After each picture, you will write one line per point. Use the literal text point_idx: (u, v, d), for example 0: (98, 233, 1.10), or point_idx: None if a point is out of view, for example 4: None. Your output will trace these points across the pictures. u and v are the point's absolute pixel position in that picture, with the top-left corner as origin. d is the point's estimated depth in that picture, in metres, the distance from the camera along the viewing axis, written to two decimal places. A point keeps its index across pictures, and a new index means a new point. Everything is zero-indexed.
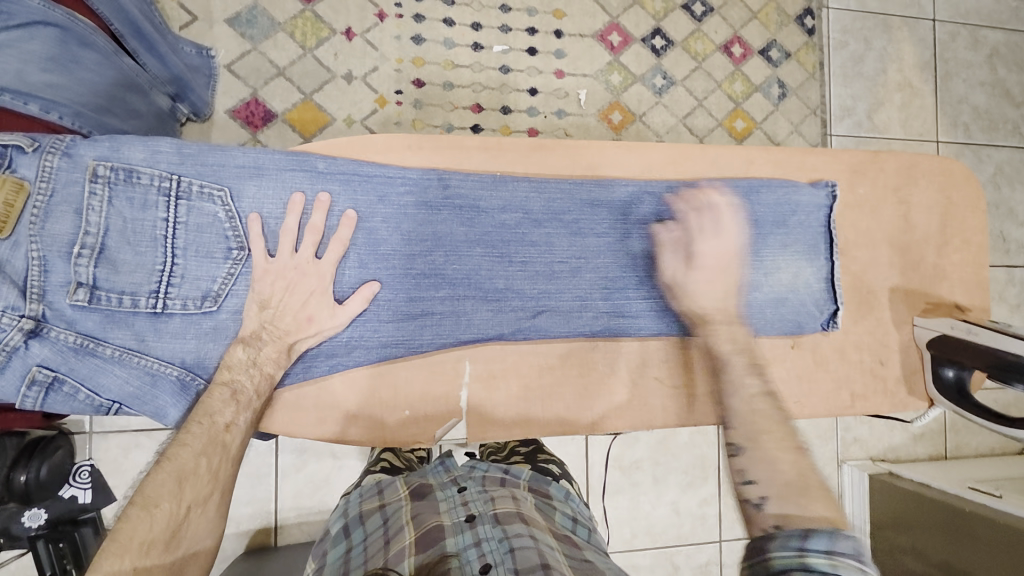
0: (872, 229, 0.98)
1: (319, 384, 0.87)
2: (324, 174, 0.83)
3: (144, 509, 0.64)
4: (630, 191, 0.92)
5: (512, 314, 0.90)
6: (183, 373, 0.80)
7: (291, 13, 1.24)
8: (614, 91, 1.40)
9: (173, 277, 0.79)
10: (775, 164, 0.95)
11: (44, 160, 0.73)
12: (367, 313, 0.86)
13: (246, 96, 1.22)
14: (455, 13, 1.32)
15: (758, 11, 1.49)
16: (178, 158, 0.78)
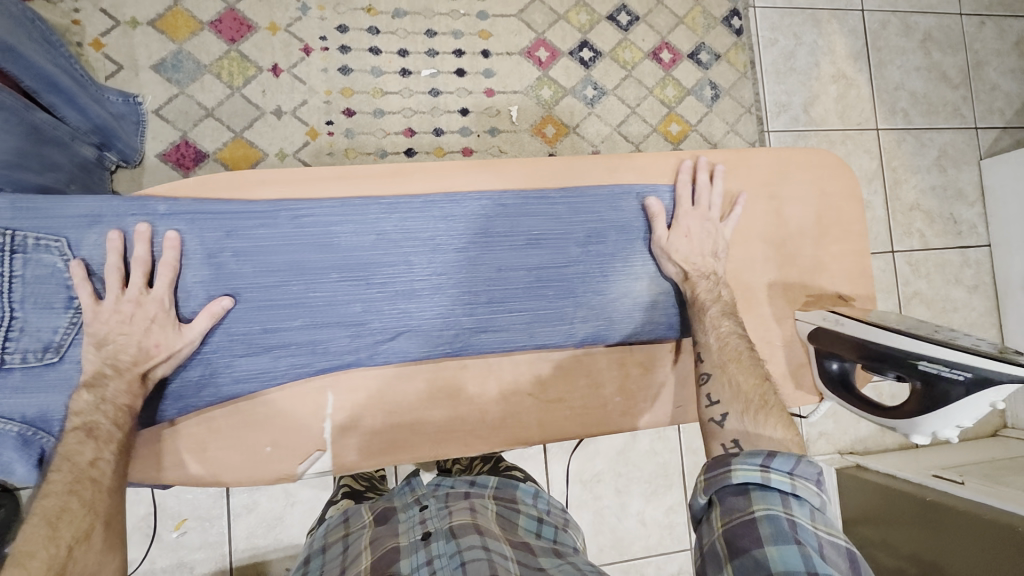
0: (744, 225, 0.98)
1: (171, 426, 0.85)
2: (165, 216, 0.83)
3: (17, 565, 0.61)
4: (489, 205, 0.91)
5: (371, 339, 0.88)
6: (24, 427, 0.79)
7: (217, 54, 1.27)
8: (545, 105, 1.42)
9: (13, 330, 0.79)
10: (639, 170, 0.97)
11: None
12: (215, 351, 0.85)
13: (175, 139, 1.24)
14: (380, 41, 1.34)
15: (684, 16, 1.51)
16: (11, 213, 0.80)
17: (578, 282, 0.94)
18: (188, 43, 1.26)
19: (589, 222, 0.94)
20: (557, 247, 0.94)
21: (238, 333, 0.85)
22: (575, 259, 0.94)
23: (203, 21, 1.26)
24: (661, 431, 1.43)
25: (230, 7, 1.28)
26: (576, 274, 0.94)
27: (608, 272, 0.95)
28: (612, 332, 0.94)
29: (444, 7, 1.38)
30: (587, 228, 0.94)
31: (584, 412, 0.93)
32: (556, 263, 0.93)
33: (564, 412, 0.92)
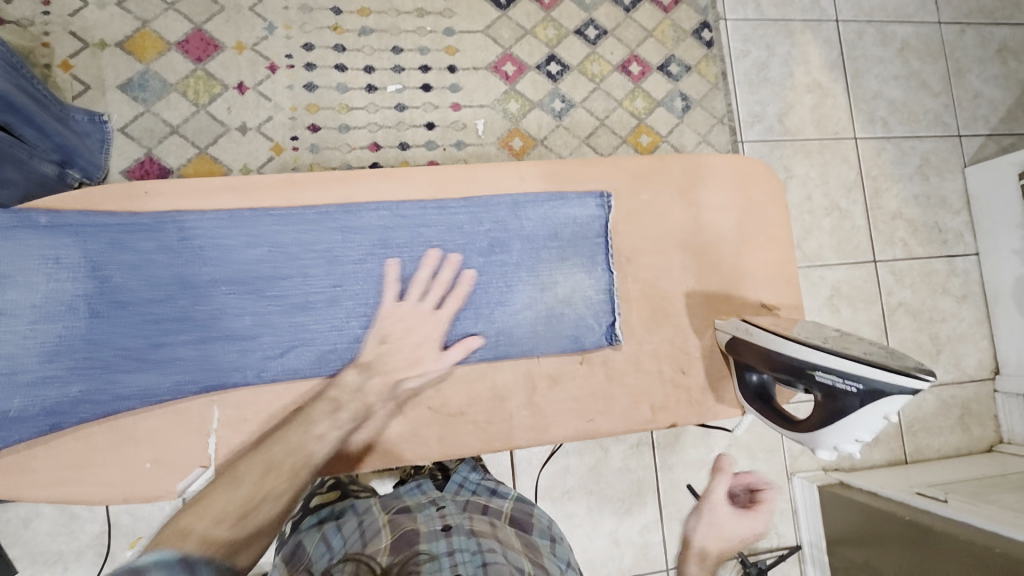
0: (659, 234, 0.96)
1: (43, 444, 0.81)
2: (47, 228, 0.83)
3: (227, 485, 0.70)
4: (386, 215, 0.90)
5: (261, 354, 0.86)
6: None
7: (182, 73, 1.29)
8: (512, 118, 1.42)
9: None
10: (549, 177, 0.95)
11: None
12: (95, 366, 0.83)
13: (141, 156, 1.26)
14: (346, 58, 1.36)
15: (653, 29, 1.52)
16: None
17: (480, 292, 0.92)
18: (154, 64, 1.28)
19: (491, 231, 0.93)
20: (458, 257, 0.92)
21: (123, 347, 0.85)
22: (477, 269, 0.92)
23: (169, 42, 1.29)
24: (635, 447, 1.39)
25: (197, 28, 1.30)
26: (479, 284, 0.92)
27: (513, 281, 0.93)
28: (515, 343, 0.91)
29: (411, 25, 1.40)
30: (489, 237, 0.93)
31: (488, 428, 0.88)
32: (458, 273, 0.91)
33: (466, 428, 0.88)
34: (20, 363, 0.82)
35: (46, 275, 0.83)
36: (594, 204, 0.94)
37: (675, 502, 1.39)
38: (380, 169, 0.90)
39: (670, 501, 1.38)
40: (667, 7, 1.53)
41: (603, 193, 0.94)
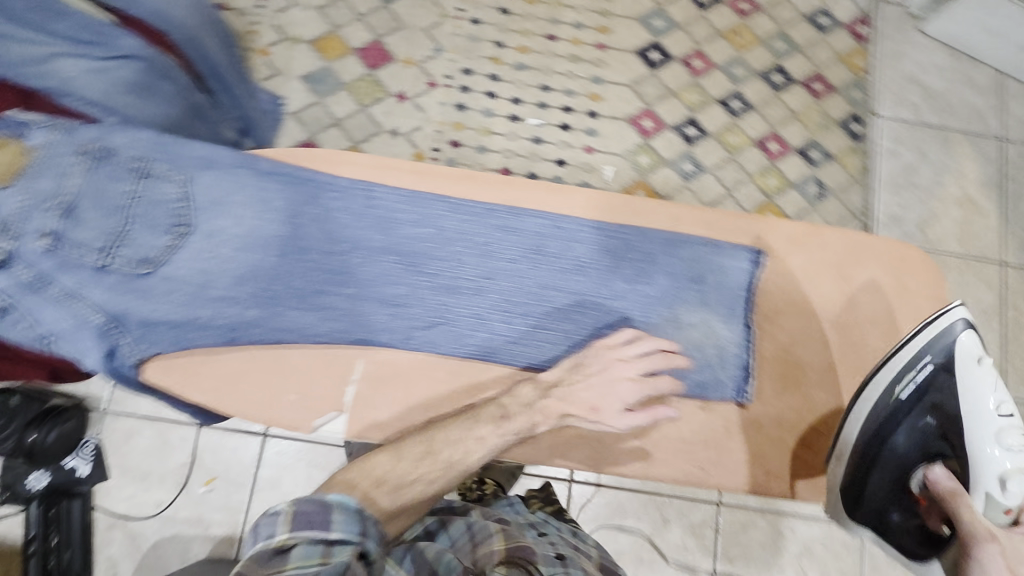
0: (803, 300, 0.95)
1: (220, 352, 0.92)
2: (264, 172, 0.93)
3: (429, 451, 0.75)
4: (546, 224, 0.95)
5: (406, 323, 0.92)
6: (106, 322, 0.84)
7: (356, 75, 1.43)
8: (640, 171, 1.45)
9: (121, 240, 0.86)
10: (705, 223, 0.97)
11: (48, 134, 0.87)
12: (269, 299, 0.90)
13: (302, 138, 1.39)
14: (498, 88, 1.45)
15: (799, 112, 1.51)
16: (153, 145, 0.90)
17: (618, 316, 0.92)
18: (335, 63, 1.43)
19: (640, 260, 0.93)
20: (602, 278, 0.93)
21: (296, 287, 0.91)
22: (619, 294, 0.92)
23: (352, 47, 1.44)
24: (697, 527, 1.31)
25: (377, 39, 1.45)
26: (619, 308, 0.92)
27: (652, 314, 0.92)
28: (641, 375, 0.91)
29: (563, 68, 1.48)
30: (636, 266, 0.93)
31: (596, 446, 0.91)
32: (601, 292, 0.93)
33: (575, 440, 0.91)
34: (213, 280, 0.89)
35: (255, 211, 0.92)
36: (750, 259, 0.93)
37: None
38: (550, 185, 0.98)
39: None
40: (818, 93, 1.53)
41: (756, 250, 0.94)
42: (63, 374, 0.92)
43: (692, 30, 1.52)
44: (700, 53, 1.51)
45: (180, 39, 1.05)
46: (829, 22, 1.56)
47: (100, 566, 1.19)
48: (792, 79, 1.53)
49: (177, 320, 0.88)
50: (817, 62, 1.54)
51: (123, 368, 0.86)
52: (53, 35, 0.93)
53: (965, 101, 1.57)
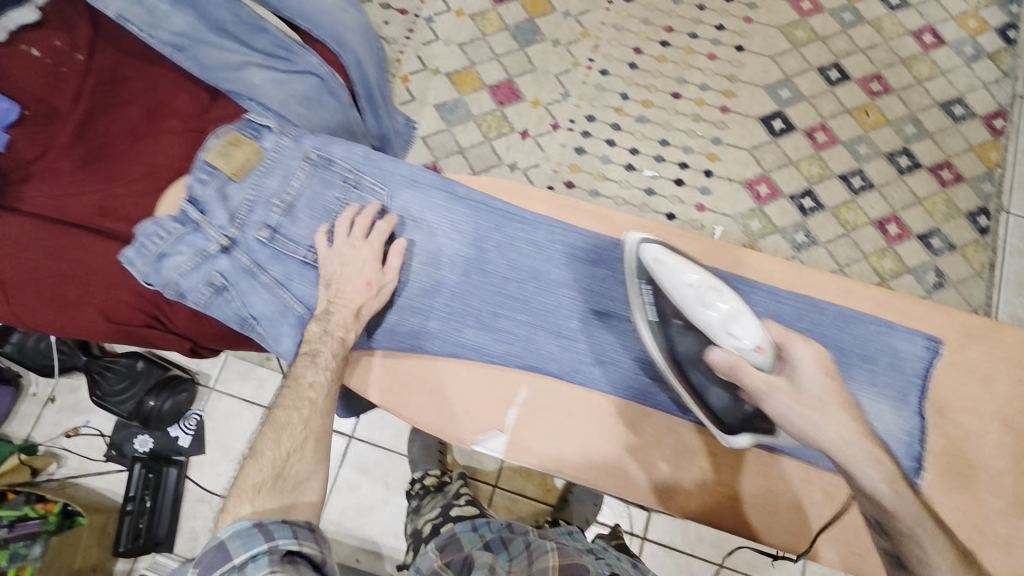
0: (981, 400, 0.89)
1: (398, 356, 0.94)
2: (459, 197, 0.96)
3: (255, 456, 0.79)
4: (719, 282, 0.93)
5: (574, 356, 0.93)
6: (305, 312, 0.91)
7: (485, 109, 1.50)
8: (750, 235, 1.44)
9: (325, 241, 0.94)
10: (878, 302, 0.93)
11: (280, 140, 0.98)
12: (450, 314, 0.93)
13: (428, 161, 1.47)
14: (618, 137, 1.49)
15: (924, 198, 1.47)
16: (362, 159, 0.97)
17: None
18: (468, 96, 1.50)
19: (812, 332, 0.91)
20: None
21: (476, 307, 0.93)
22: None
23: (485, 83, 1.51)
24: None
25: (509, 79, 1.52)
26: None
27: None
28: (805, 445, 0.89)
29: (684, 125, 1.51)
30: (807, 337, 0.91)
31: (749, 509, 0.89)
32: None
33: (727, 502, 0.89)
34: (401, 289, 0.93)
35: (446, 230, 0.95)
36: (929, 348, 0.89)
37: None
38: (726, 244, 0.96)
39: None
40: (946, 182, 1.49)
41: (936, 339, 0.90)
42: (197, 349, 0.99)
43: (818, 104, 1.53)
44: (824, 126, 1.51)
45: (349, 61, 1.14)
46: (963, 112, 1.53)
47: (182, 535, 1.25)
48: (919, 164, 1.50)
49: (365, 321, 0.93)
50: (948, 150, 1.51)
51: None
52: (249, 48, 1.04)
53: None
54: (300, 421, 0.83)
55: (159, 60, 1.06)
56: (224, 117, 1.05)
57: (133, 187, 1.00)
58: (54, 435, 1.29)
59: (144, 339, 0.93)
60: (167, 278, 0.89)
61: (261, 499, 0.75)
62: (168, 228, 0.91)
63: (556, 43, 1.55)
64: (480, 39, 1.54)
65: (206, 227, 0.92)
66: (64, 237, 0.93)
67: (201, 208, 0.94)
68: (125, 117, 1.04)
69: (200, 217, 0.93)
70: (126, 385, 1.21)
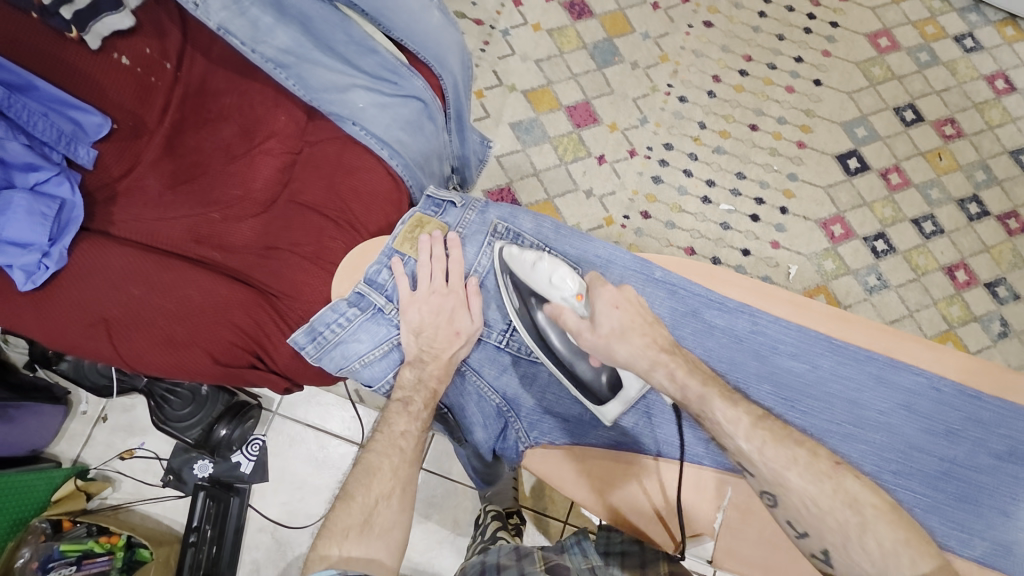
0: None
1: (595, 454, 0.83)
2: (656, 281, 0.84)
3: (345, 501, 0.75)
4: (922, 382, 0.79)
5: None
6: (501, 403, 0.85)
7: (561, 131, 1.46)
8: (824, 275, 1.43)
9: (518, 324, 0.85)
10: None
11: (465, 214, 0.87)
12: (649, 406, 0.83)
13: (502, 183, 1.42)
14: (695, 167, 1.47)
15: (991, 246, 1.48)
16: (554, 233, 0.86)
17: (987, 496, 0.77)
18: (544, 115, 1.47)
19: (1014, 439, 0.78)
20: (972, 451, 0.78)
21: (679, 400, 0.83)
22: (985, 469, 0.77)
23: (562, 103, 1.48)
24: None
25: (586, 100, 1.49)
26: (988, 486, 0.77)
27: (1022, 498, 0.77)
28: (1014, 563, 0.75)
29: (761, 159, 1.48)
30: (1009, 443, 0.78)
31: None
32: (970, 465, 0.78)
33: None
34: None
35: None
36: None
37: None
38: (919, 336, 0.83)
39: None
40: (1013, 230, 1.49)
41: None
42: (291, 388, 0.94)
43: (893, 145, 1.52)
44: (897, 168, 1.51)
45: (448, 83, 1.05)
46: None
47: (243, 568, 1.18)
48: (987, 211, 1.50)
49: (565, 415, 0.84)
50: (1015, 199, 1.51)
51: (509, 449, 0.86)
52: (356, 68, 0.99)
53: None
54: (389, 468, 0.77)
55: (255, 73, 1.01)
56: (323, 139, 1.00)
57: (228, 213, 0.94)
58: (106, 457, 1.22)
59: (244, 379, 0.88)
60: (348, 366, 0.83)
61: (348, 545, 0.71)
62: (346, 315, 0.82)
63: (635, 65, 1.52)
64: (558, 56, 1.52)
65: (390, 311, 0.83)
66: (164, 269, 0.87)
67: (382, 291, 0.83)
68: (219, 136, 0.98)
69: (383, 302, 0.83)
70: (190, 410, 1.13)
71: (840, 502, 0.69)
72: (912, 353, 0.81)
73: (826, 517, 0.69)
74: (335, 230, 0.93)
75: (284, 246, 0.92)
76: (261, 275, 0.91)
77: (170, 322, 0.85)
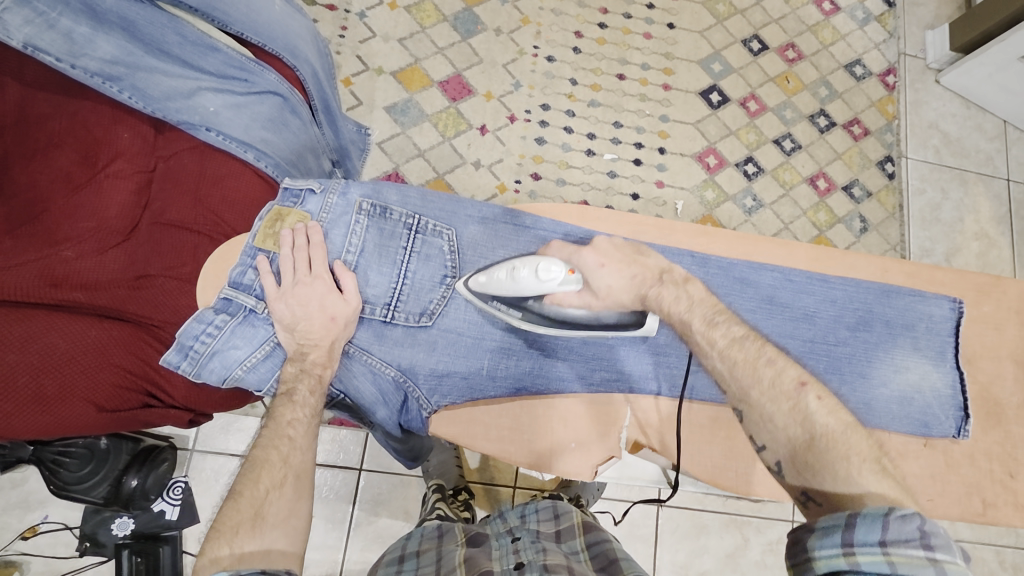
0: (999, 344, 0.92)
1: (497, 403, 0.86)
2: (526, 228, 0.89)
3: (234, 500, 0.68)
4: (779, 277, 0.89)
5: (669, 372, 0.88)
6: (397, 375, 0.84)
7: (438, 108, 1.45)
8: (707, 205, 1.53)
9: (402, 294, 0.84)
10: (909, 275, 0.92)
11: (326, 199, 0.84)
12: (543, 350, 0.88)
13: (388, 169, 1.40)
14: (574, 123, 1.51)
15: (843, 152, 1.64)
16: (421, 202, 0.88)
17: (847, 364, 0.87)
18: (418, 94, 1.45)
19: (861, 310, 0.89)
20: (829, 328, 0.88)
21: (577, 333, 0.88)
22: (845, 341, 0.88)
23: (433, 79, 1.47)
24: (775, 544, 1.37)
25: (457, 73, 1.48)
26: (847, 355, 0.88)
27: (873, 359, 0.88)
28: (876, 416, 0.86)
29: (633, 106, 1.55)
30: (858, 314, 0.89)
31: None
32: (829, 340, 0.88)
33: None
34: (493, 331, 0.87)
35: None
36: (945, 309, 0.90)
37: None
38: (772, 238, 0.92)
39: None
40: (857, 136, 1.66)
41: (955, 298, 0.91)
42: (197, 419, 0.89)
43: (746, 75, 1.64)
44: (754, 96, 1.63)
45: (306, 74, 1.01)
46: (862, 71, 1.72)
47: None
48: (834, 122, 1.66)
49: (464, 371, 0.86)
50: (855, 107, 1.68)
51: (414, 420, 0.87)
52: (199, 70, 0.94)
53: (977, 147, 1.73)
54: (278, 458, 0.72)
55: (86, 91, 0.92)
56: (179, 151, 0.94)
57: (83, 248, 0.85)
58: (5, 541, 1.10)
59: (140, 421, 0.83)
60: (230, 375, 0.78)
61: (240, 542, 0.64)
62: (214, 323, 0.77)
63: (498, 32, 1.53)
64: (420, 33, 1.49)
65: (263, 310, 0.79)
66: (18, 322, 0.78)
67: (250, 292, 0.79)
68: (55, 166, 0.88)
69: (254, 302, 0.79)
70: (90, 469, 1.02)
71: (792, 418, 0.68)
72: (765, 258, 0.91)
73: (780, 430, 0.68)
74: (211, 245, 0.90)
75: (156, 272, 0.86)
76: (137, 305, 0.84)
77: (37, 378, 0.77)
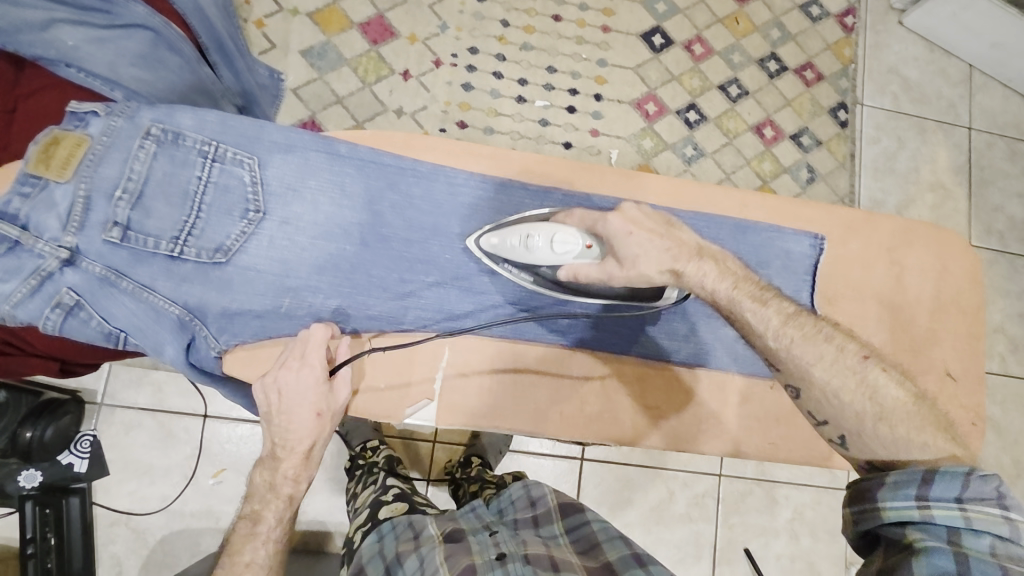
0: (863, 282, 0.94)
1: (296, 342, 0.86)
2: (343, 157, 0.86)
3: None
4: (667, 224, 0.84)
5: (492, 308, 0.89)
6: (183, 313, 0.81)
7: (358, 51, 1.38)
8: (644, 154, 1.46)
9: (194, 227, 0.81)
10: (771, 210, 0.94)
11: (110, 121, 0.79)
12: (352, 289, 0.86)
13: (304, 116, 1.33)
14: (504, 68, 1.43)
15: (792, 99, 1.56)
16: (221, 127, 0.82)
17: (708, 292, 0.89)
18: (336, 37, 1.38)
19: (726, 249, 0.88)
20: None
21: (391, 272, 0.87)
22: None
23: (353, 21, 1.39)
24: (700, 497, 1.37)
25: (379, 14, 1.40)
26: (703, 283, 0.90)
27: None
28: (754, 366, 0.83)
29: (569, 49, 1.47)
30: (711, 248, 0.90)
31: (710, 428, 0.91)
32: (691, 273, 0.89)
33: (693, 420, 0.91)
34: (296, 270, 0.84)
35: (330, 197, 0.86)
36: (807, 243, 0.93)
37: (729, 563, 1.36)
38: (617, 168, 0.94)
39: (724, 560, 1.36)
40: (809, 81, 1.58)
41: (816, 234, 0.94)
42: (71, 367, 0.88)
43: (693, 16, 1.55)
44: (700, 38, 1.54)
45: (188, 9, 0.95)
46: (819, 12, 1.62)
47: (103, 565, 1.16)
48: (785, 66, 1.57)
49: (258, 311, 0.83)
50: (809, 51, 1.59)
51: (205, 360, 0.83)
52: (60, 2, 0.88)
53: (939, 93, 1.64)
54: None
55: None
56: (40, 88, 0.88)
57: None
58: None
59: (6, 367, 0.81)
60: None
61: None
62: None
63: None
64: None
65: (29, 241, 0.74)
66: None
67: (14, 222, 0.74)
68: None
69: (21, 232, 0.74)
70: None
71: None
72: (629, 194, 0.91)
73: None
74: None
75: None
76: None
77: None
